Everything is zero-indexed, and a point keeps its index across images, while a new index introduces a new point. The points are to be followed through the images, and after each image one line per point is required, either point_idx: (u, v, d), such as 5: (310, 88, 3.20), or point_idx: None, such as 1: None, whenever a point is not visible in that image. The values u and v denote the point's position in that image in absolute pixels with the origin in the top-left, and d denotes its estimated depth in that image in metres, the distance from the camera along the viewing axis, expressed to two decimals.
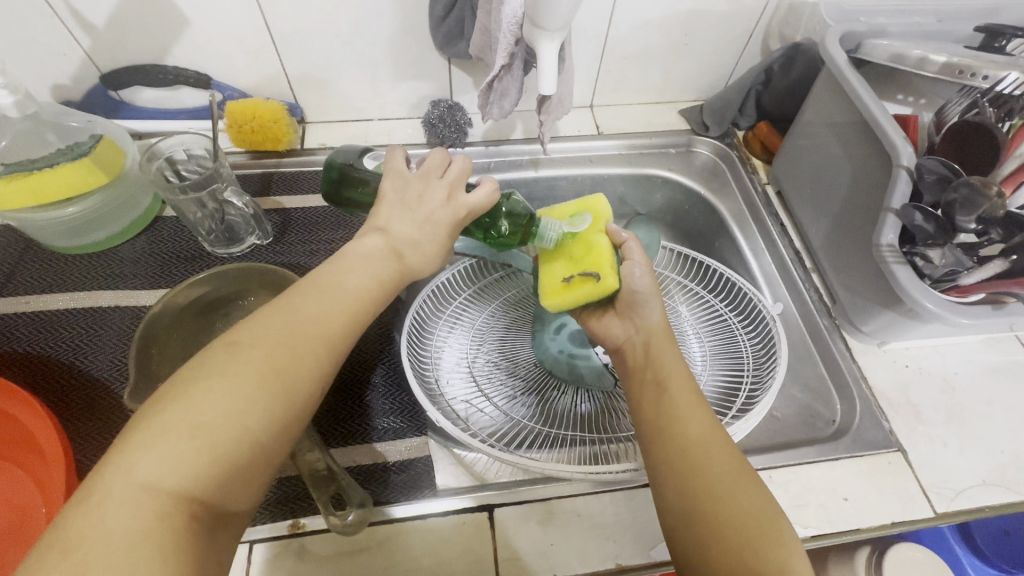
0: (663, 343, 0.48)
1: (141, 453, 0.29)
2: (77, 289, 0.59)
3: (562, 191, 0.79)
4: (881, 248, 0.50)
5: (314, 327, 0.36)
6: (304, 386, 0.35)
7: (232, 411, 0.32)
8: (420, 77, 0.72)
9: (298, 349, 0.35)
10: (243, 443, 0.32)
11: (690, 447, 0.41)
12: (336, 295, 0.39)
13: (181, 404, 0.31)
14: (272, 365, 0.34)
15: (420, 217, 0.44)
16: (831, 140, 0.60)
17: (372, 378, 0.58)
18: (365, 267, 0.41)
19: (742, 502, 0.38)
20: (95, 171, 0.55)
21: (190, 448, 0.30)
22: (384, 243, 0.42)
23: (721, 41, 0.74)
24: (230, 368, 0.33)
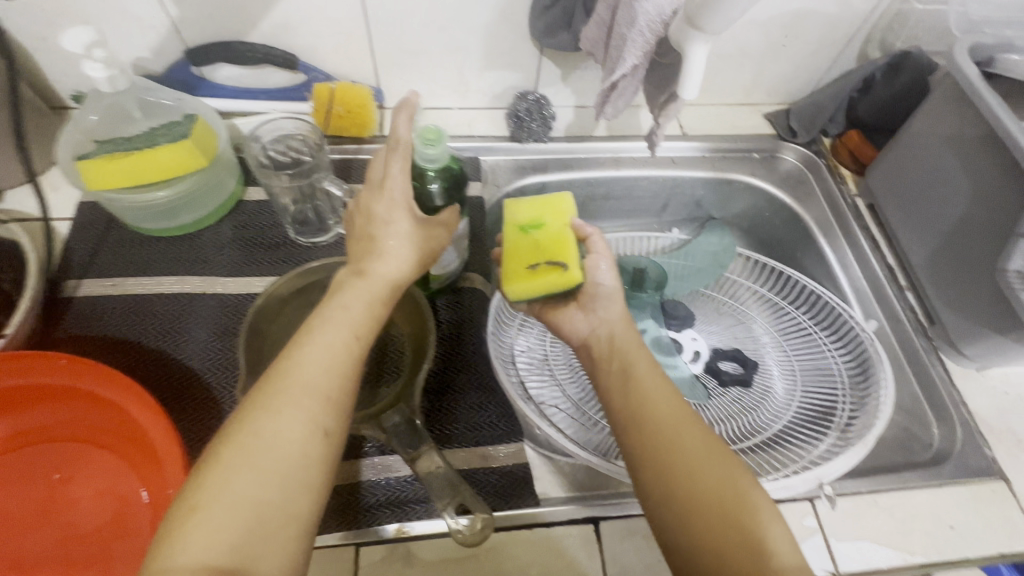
0: (629, 337, 0.45)
1: (166, 564, 0.29)
2: (164, 273, 0.57)
3: (641, 192, 0.78)
4: (1007, 274, 0.50)
5: (304, 394, 0.36)
6: (301, 443, 0.34)
7: (244, 497, 0.32)
8: (509, 67, 0.69)
9: (290, 419, 0.35)
10: (264, 522, 0.32)
11: (658, 425, 0.39)
12: (317, 353, 0.38)
13: (190, 510, 0.31)
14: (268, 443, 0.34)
15: (397, 252, 0.44)
16: (947, 153, 0.58)
17: (462, 380, 0.56)
18: (338, 324, 0.40)
19: (718, 476, 0.35)
20: (193, 155, 0.53)
21: (213, 541, 0.30)
22: (362, 300, 0.41)
23: (821, 43, 0.72)
24: (229, 458, 0.33)
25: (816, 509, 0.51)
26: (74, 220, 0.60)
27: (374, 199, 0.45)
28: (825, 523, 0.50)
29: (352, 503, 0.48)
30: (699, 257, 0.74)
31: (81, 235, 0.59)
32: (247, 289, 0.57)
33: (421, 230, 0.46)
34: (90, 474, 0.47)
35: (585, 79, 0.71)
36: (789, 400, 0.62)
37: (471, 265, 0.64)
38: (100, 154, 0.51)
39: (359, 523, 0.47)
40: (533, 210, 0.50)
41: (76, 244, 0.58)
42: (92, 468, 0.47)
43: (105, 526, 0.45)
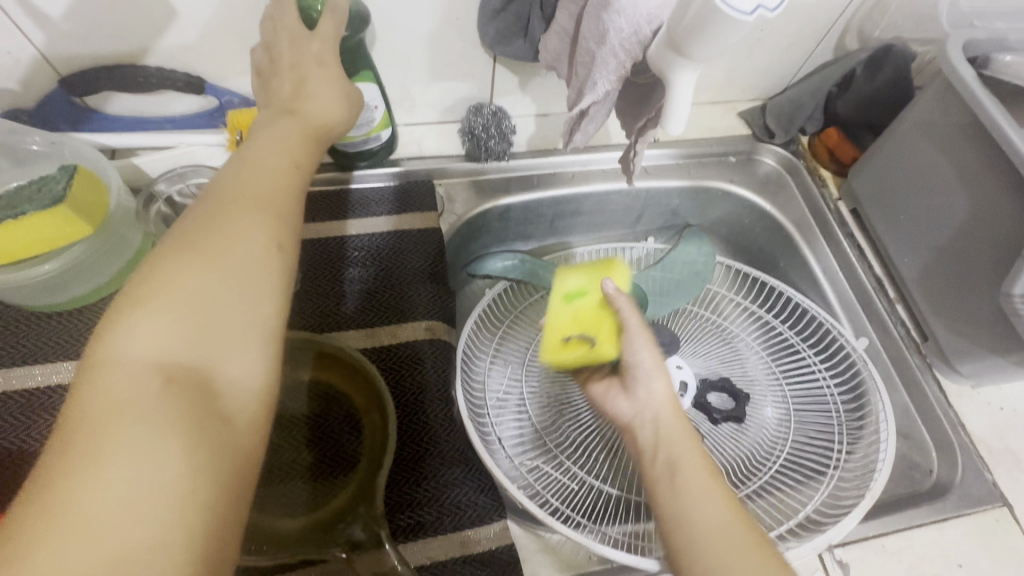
0: (674, 422, 0.40)
1: (117, 359, 0.26)
2: (58, 359, 0.47)
3: (613, 206, 0.71)
4: (1012, 299, 0.46)
5: (257, 206, 0.34)
6: (253, 246, 0.32)
7: (204, 306, 0.29)
8: (459, 77, 0.61)
9: (245, 223, 0.32)
10: (224, 334, 0.29)
11: (714, 549, 0.34)
12: (264, 171, 0.36)
13: (135, 316, 0.28)
14: (230, 231, 0.32)
15: (323, 91, 0.42)
16: (940, 163, 0.54)
17: (432, 454, 0.49)
18: (277, 148, 0.38)
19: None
20: (73, 221, 0.43)
21: (166, 357, 0.27)
22: (292, 133, 0.39)
23: (797, 36, 0.66)
24: (187, 259, 0.30)
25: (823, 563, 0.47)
26: None
27: (305, 43, 0.42)
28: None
29: None
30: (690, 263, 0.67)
31: None
32: None
33: (347, 83, 0.44)
34: None
35: (547, 87, 0.64)
36: (782, 430, 0.58)
37: (432, 310, 0.56)
38: None
39: None
40: (580, 279, 0.49)
41: None
42: None
43: None
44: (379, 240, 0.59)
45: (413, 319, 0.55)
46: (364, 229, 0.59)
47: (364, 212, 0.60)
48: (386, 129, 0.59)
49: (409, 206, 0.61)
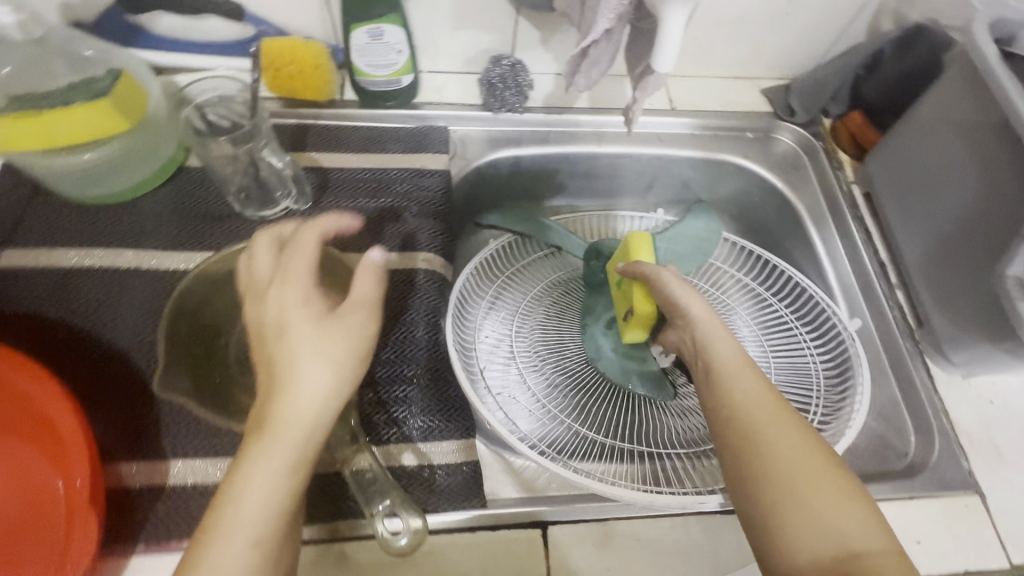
0: (709, 330, 0.42)
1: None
2: (93, 244, 0.53)
3: (624, 171, 0.72)
4: (1006, 280, 0.45)
5: (288, 447, 0.32)
6: (279, 481, 0.32)
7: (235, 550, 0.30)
8: (482, 27, 0.63)
9: (267, 470, 0.32)
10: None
11: (750, 416, 0.37)
12: (306, 396, 0.33)
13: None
14: (260, 479, 0.32)
15: (320, 350, 0.34)
16: (953, 146, 0.53)
17: (415, 370, 0.52)
18: (292, 439, 0.33)
19: (820, 484, 0.33)
20: (113, 115, 0.48)
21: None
22: (304, 419, 0.33)
23: (827, 13, 0.65)
24: (236, 488, 0.32)
25: None
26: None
27: (298, 319, 0.35)
28: None
29: None
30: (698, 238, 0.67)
31: (4, 201, 0.54)
32: (184, 266, 0.53)
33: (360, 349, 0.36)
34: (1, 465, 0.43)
35: (567, 44, 0.65)
36: None
37: (431, 244, 0.59)
38: (8, 111, 0.46)
39: None
40: (623, 256, 0.54)
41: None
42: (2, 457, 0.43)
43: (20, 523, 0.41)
44: (389, 174, 0.62)
45: (412, 250, 0.58)
46: (375, 164, 0.62)
47: (380, 149, 0.63)
48: (408, 74, 0.61)
49: (422, 147, 0.64)
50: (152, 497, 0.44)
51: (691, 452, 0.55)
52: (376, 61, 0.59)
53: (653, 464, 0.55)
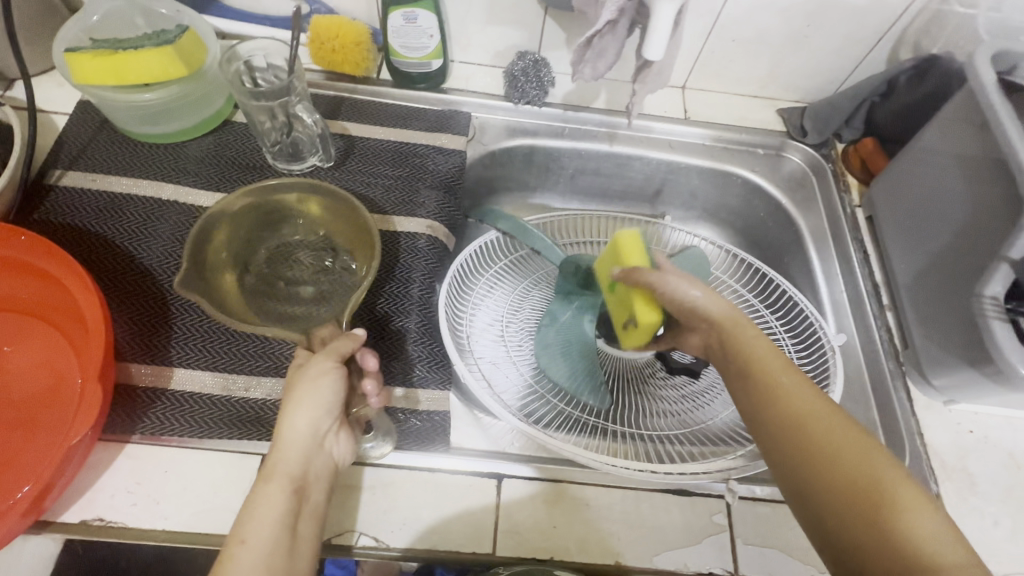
0: (738, 331, 0.40)
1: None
2: (142, 175, 0.60)
3: (634, 173, 0.75)
4: (982, 299, 0.46)
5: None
6: None
7: (272, 506, 0.37)
8: (511, 24, 0.68)
9: None
10: (280, 559, 0.36)
11: (810, 428, 0.34)
12: (255, 546, 0.35)
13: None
14: (287, 463, 0.39)
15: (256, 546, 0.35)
16: (950, 171, 0.54)
17: (404, 322, 0.56)
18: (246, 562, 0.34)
19: (902, 501, 0.30)
20: (175, 62, 0.55)
21: (245, 563, 0.34)
22: (260, 553, 0.35)
23: (846, 39, 0.67)
24: None
25: (729, 509, 0.49)
26: (70, 117, 0.62)
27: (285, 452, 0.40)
28: (734, 522, 0.48)
29: (273, 417, 0.50)
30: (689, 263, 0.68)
31: (75, 130, 0.61)
32: (214, 204, 0.59)
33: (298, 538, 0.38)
34: (34, 347, 0.49)
35: None
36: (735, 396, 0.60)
37: (437, 214, 0.63)
38: (90, 50, 0.53)
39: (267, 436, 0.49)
40: (610, 261, 0.51)
41: (68, 137, 0.61)
42: (35, 339, 0.49)
43: (38, 397, 0.47)
44: (413, 148, 0.67)
45: (417, 216, 0.62)
46: (398, 137, 0.67)
47: (405, 125, 0.69)
48: (438, 59, 0.67)
49: (443, 127, 0.69)
50: (153, 397, 0.49)
51: (660, 436, 0.57)
52: (410, 44, 0.65)
53: (624, 442, 0.56)
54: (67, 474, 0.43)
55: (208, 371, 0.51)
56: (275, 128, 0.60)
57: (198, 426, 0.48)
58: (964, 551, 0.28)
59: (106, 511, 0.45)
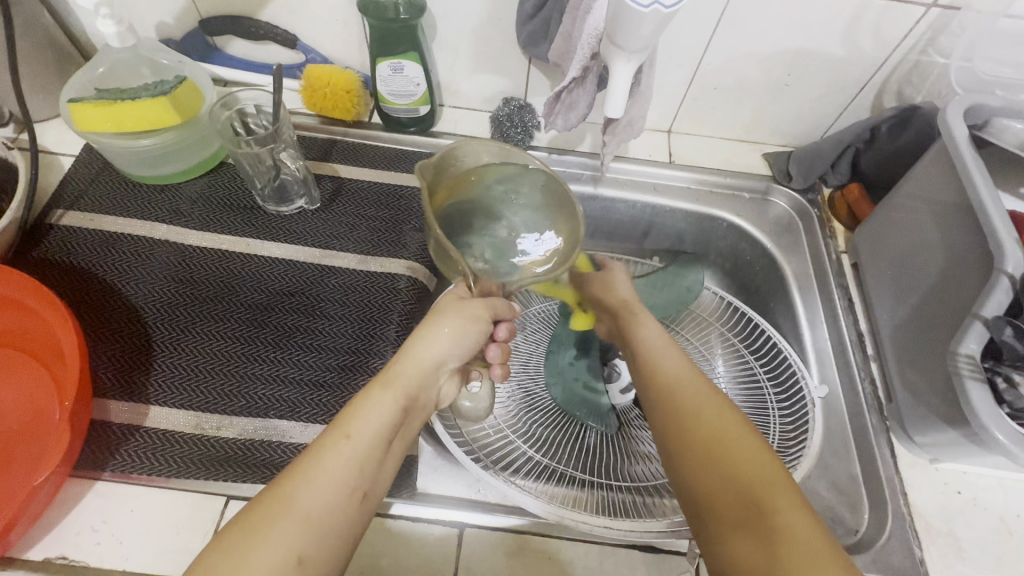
0: (634, 314, 0.52)
1: (290, 507, 0.32)
2: (137, 215, 0.62)
3: (619, 214, 0.76)
4: (958, 357, 0.44)
5: (350, 438, 0.36)
6: (333, 489, 0.34)
7: (382, 412, 0.38)
8: (498, 72, 0.71)
9: (334, 463, 0.35)
10: (372, 463, 0.36)
11: (685, 397, 0.41)
12: (370, 418, 0.38)
13: (299, 468, 0.34)
14: (406, 380, 0.41)
15: (379, 419, 0.38)
16: (929, 223, 0.54)
17: (379, 364, 0.56)
18: (361, 426, 0.37)
19: (744, 447, 0.36)
20: (169, 111, 0.58)
21: (343, 453, 0.35)
22: (373, 428, 0.37)
23: (828, 88, 0.68)
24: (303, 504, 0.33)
25: (697, 570, 0.47)
26: (77, 159, 0.66)
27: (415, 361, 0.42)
28: None
29: (241, 458, 0.50)
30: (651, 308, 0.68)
31: (80, 171, 0.65)
32: (203, 243, 0.62)
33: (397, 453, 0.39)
34: (16, 382, 0.50)
35: None
36: None
37: (419, 255, 0.64)
38: (90, 99, 0.56)
39: (236, 477, 0.49)
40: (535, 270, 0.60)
41: (72, 178, 0.64)
42: (17, 374, 0.50)
43: (15, 432, 0.48)
44: (401, 190, 0.69)
45: (400, 257, 0.64)
46: (386, 180, 0.69)
47: (394, 167, 0.71)
48: (426, 105, 0.69)
49: None
50: (127, 433, 0.50)
51: (638, 486, 0.55)
52: (398, 91, 0.67)
53: (600, 493, 0.54)
54: (33, 509, 0.44)
55: (183, 409, 0.52)
56: (260, 174, 0.63)
57: (166, 465, 0.49)
58: (791, 490, 0.34)
59: (71, 549, 0.45)
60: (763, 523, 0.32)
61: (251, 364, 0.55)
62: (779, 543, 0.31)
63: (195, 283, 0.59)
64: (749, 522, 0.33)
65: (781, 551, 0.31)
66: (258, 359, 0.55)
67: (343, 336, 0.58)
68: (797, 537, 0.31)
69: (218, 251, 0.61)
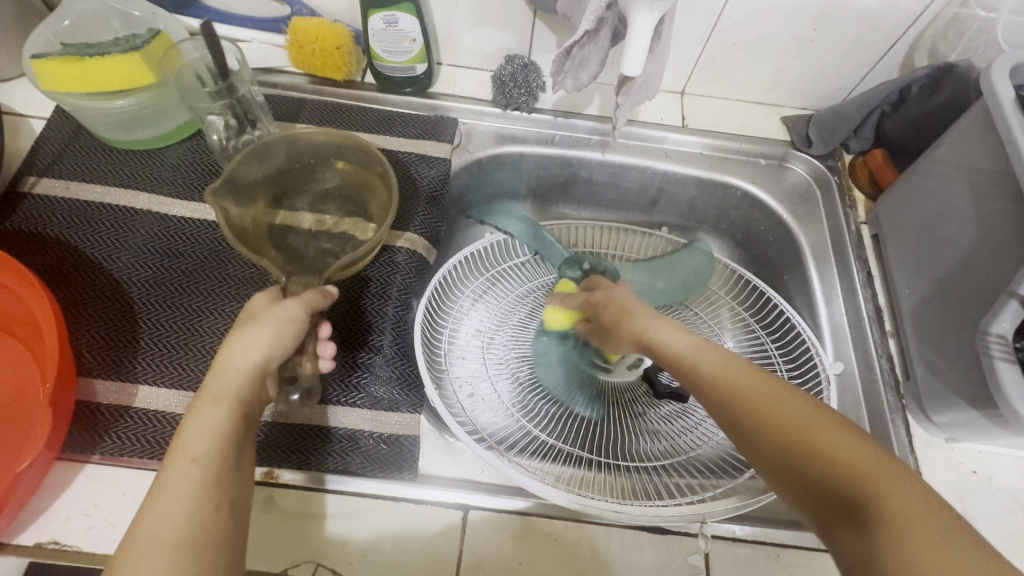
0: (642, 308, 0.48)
1: (142, 544, 0.29)
2: (115, 184, 0.58)
3: (627, 182, 0.72)
4: (988, 337, 0.42)
5: (186, 462, 0.33)
6: (182, 515, 0.31)
7: (214, 420, 0.35)
8: (500, 26, 0.65)
9: (173, 492, 0.32)
10: (221, 472, 0.33)
11: (743, 394, 0.35)
12: (203, 433, 0.34)
13: (144, 506, 0.31)
14: (234, 386, 0.37)
15: (215, 429, 0.35)
16: (963, 192, 0.50)
17: (379, 340, 0.54)
18: (195, 441, 0.34)
19: (826, 434, 0.32)
20: (145, 69, 0.55)
21: (186, 476, 0.32)
22: (210, 439, 0.34)
23: (856, 45, 0.63)
24: (146, 541, 0.29)
25: (708, 552, 0.46)
26: (47, 122, 0.61)
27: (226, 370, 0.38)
28: (712, 564, 0.46)
29: None
30: (653, 288, 0.67)
31: (51, 135, 0.60)
32: (188, 214, 0.58)
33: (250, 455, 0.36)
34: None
35: None
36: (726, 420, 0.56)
37: (419, 226, 0.61)
38: (58, 57, 0.53)
39: None
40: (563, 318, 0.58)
41: (44, 142, 0.60)
42: None
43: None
44: (398, 155, 0.64)
45: (396, 228, 0.60)
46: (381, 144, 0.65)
47: (387, 130, 0.66)
48: (423, 63, 0.65)
49: (428, 134, 0.66)
50: (116, 414, 0.48)
51: (645, 466, 0.53)
52: (393, 48, 0.62)
53: (606, 473, 0.52)
54: (22, 495, 0.43)
55: (174, 389, 0.50)
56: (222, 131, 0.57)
57: (159, 448, 0.47)
58: (889, 462, 0.30)
59: (62, 534, 0.44)
60: (874, 517, 0.28)
61: None
62: (891, 531, 0.27)
63: (181, 256, 0.56)
64: (853, 513, 0.29)
65: (898, 538, 0.26)
66: None
67: (336, 313, 0.55)
68: (912, 513, 0.27)
69: (205, 222, 0.58)
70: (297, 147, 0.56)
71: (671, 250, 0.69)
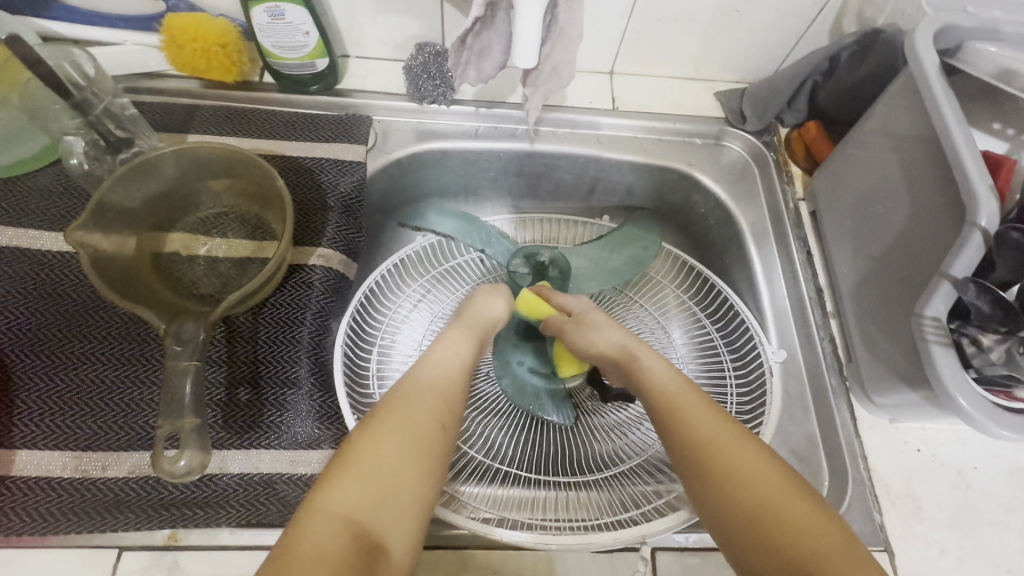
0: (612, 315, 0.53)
1: (364, 471, 0.35)
2: None
3: (561, 173, 0.68)
4: (922, 321, 0.40)
5: (406, 423, 0.38)
6: (387, 456, 0.36)
7: (427, 411, 0.39)
8: (406, 11, 0.59)
9: (391, 445, 0.36)
10: (432, 434, 0.38)
11: (713, 453, 0.37)
12: (412, 413, 0.39)
13: (361, 450, 0.36)
14: (441, 386, 0.42)
15: (423, 412, 0.39)
16: (894, 167, 0.48)
17: (296, 372, 0.49)
18: (419, 421, 0.39)
19: (796, 508, 0.34)
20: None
21: (416, 439, 0.37)
22: (427, 422, 0.39)
23: (783, 14, 0.60)
24: (359, 470, 0.35)
25: (654, 566, 0.44)
26: None
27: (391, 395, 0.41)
28: None
29: (133, 501, 0.43)
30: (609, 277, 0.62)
31: None
32: (63, 247, 0.51)
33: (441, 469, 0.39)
34: None
35: None
36: None
37: (335, 240, 0.56)
38: None
39: (126, 525, 0.43)
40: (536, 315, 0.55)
41: None
42: None
43: None
44: (304, 162, 0.58)
45: (307, 244, 0.55)
46: (285, 151, 0.59)
47: (291, 135, 0.59)
48: (323, 59, 0.59)
49: (337, 135, 0.60)
50: None
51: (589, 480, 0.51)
52: (285, 43, 0.56)
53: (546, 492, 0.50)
54: None
55: (59, 451, 0.44)
56: (92, 150, 0.50)
57: (44, 520, 0.42)
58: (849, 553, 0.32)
59: None
60: None
61: (140, 388, 0.47)
62: None
63: (60, 297, 0.49)
64: None
65: None
66: (149, 381, 0.47)
67: (244, 346, 0.50)
68: None
69: None
70: (186, 162, 0.50)
71: (624, 241, 0.63)
